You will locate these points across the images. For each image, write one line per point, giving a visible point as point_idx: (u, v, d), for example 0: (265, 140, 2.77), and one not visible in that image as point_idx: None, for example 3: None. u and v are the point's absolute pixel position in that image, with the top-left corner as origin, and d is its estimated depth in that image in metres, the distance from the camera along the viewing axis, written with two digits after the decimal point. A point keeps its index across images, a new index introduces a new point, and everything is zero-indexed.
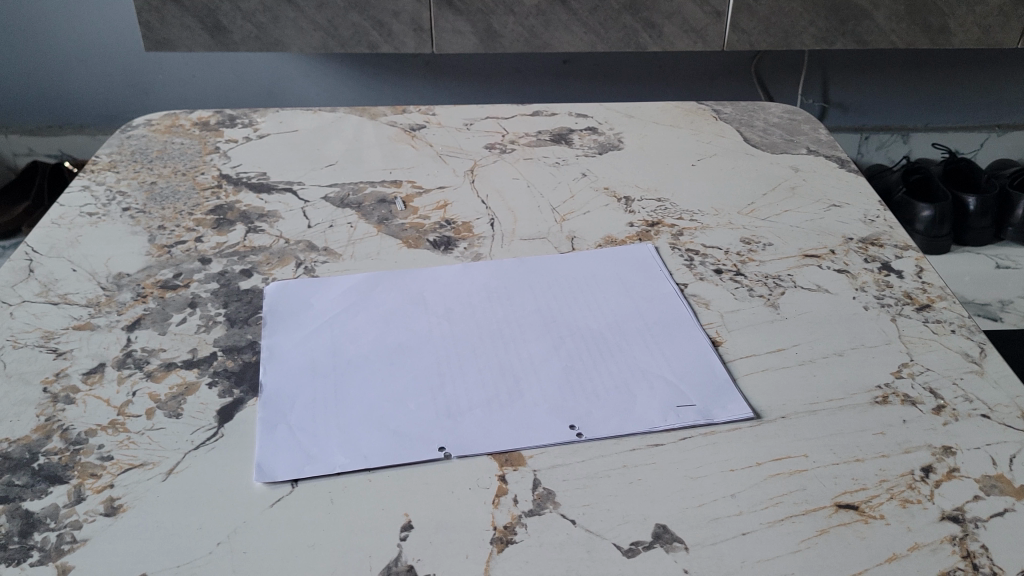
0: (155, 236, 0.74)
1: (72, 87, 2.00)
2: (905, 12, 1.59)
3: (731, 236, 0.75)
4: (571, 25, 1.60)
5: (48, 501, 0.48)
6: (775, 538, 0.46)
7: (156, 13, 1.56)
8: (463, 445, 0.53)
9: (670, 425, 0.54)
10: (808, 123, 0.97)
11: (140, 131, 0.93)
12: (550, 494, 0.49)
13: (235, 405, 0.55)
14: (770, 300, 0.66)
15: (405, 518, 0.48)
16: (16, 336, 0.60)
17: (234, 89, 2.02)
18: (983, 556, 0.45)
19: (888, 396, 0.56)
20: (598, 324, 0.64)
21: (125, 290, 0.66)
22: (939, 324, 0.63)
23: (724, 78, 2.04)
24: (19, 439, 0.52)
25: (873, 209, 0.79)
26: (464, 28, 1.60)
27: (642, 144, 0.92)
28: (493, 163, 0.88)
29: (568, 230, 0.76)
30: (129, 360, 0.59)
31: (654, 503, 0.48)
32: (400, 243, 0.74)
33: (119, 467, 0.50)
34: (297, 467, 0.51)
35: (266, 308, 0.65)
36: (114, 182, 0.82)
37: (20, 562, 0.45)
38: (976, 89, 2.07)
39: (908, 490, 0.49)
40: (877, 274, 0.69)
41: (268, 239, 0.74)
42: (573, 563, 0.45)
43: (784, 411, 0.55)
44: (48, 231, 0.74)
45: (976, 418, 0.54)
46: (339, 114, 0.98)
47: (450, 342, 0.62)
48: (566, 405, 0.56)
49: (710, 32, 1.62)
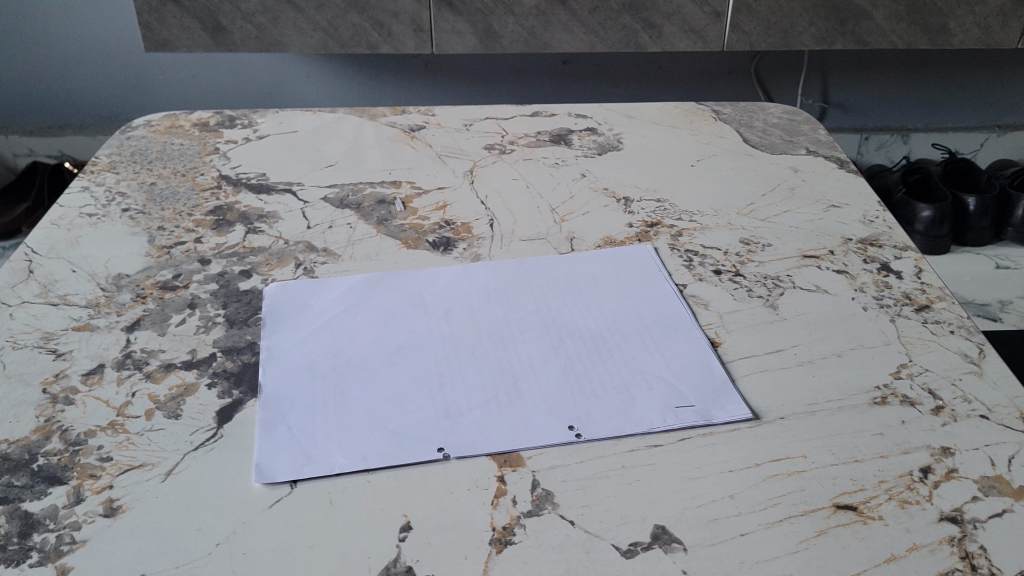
0: (155, 236, 0.74)
1: (71, 87, 2.00)
2: (905, 13, 1.59)
3: (731, 236, 0.75)
4: (571, 25, 1.60)
5: (47, 502, 0.48)
6: (774, 539, 0.46)
7: (156, 14, 1.56)
8: (462, 446, 0.53)
9: (669, 425, 0.54)
10: (807, 123, 0.97)
11: (140, 131, 0.93)
12: (550, 494, 0.49)
13: (235, 406, 0.55)
14: (769, 300, 0.66)
15: (405, 519, 0.48)
16: (15, 337, 0.61)
17: (233, 90, 2.02)
18: (981, 557, 0.45)
19: (887, 396, 0.56)
20: (597, 324, 0.64)
21: (125, 291, 0.66)
22: (939, 324, 0.63)
23: (724, 78, 2.04)
24: (18, 440, 0.52)
25: (872, 210, 0.79)
26: (464, 28, 1.60)
27: (641, 144, 0.92)
28: (493, 163, 0.88)
29: (568, 230, 0.76)
30: (128, 360, 0.59)
31: (653, 504, 0.49)
32: (399, 243, 0.74)
33: (119, 468, 0.50)
34: (297, 467, 0.51)
35: (265, 309, 0.65)
36: (114, 183, 0.82)
37: (19, 563, 0.45)
38: (976, 89, 2.07)
39: (907, 490, 0.49)
40: (876, 274, 0.69)
41: (268, 239, 0.74)
42: (572, 564, 0.45)
43: (783, 412, 0.55)
44: (48, 231, 0.74)
45: (975, 418, 0.54)
46: (339, 115, 0.98)
47: (450, 342, 0.62)
48: (566, 405, 0.56)
49: (709, 33, 1.62)
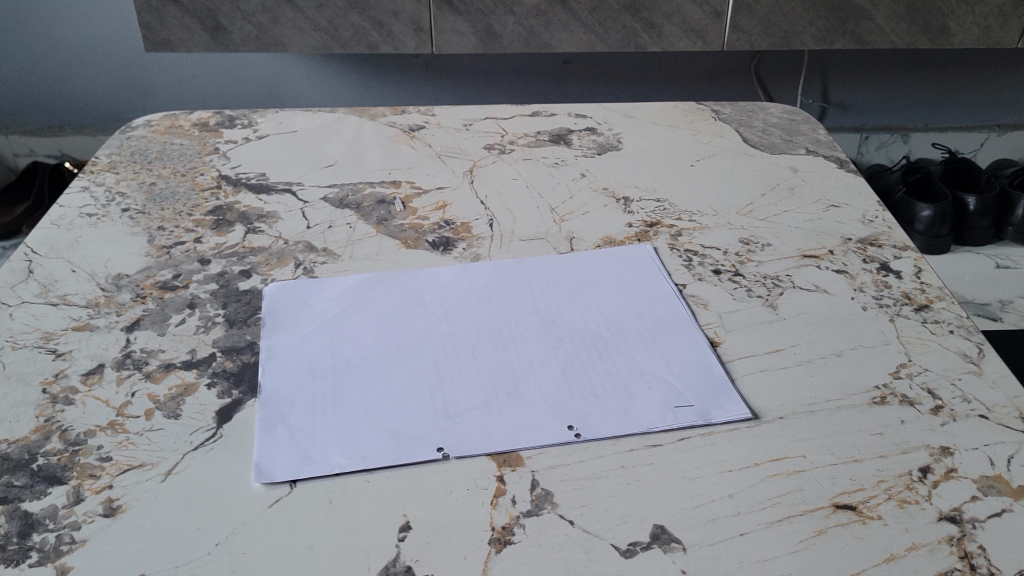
0: (155, 236, 0.74)
1: (71, 87, 2.00)
2: (905, 12, 1.59)
3: (731, 236, 0.75)
4: (571, 25, 1.60)
5: (47, 502, 0.48)
6: (773, 539, 0.46)
7: (156, 14, 1.56)
8: (461, 445, 0.53)
9: (669, 425, 0.54)
10: (807, 123, 0.97)
11: (140, 131, 0.93)
12: (549, 494, 0.49)
13: (235, 406, 0.55)
14: (769, 300, 0.66)
15: (404, 518, 0.48)
16: (15, 337, 0.61)
17: (233, 90, 2.02)
18: (981, 556, 0.45)
19: (887, 396, 0.56)
20: (597, 324, 0.64)
21: (125, 290, 0.66)
22: (938, 324, 0.63)
23: (723, 78, 2.04)
24: (18, 440, 0.52)
25: (872, 210, 0.79)
26: (464, 28, 1.60)
27: (641, 144, 0.92)
28: (493, 163, 0.88)
29: (567, 230, 0.76)
30: (128, 360, 0.59)
31: (652, 503, 0.49)
32: (399, 243, 0.74)
33: (118, 468, 0.50)
34: (296, 467, 0.51)
35: (265, 309, 0.65)
36: (114, 183, 0.82)
37: (19, 563, 0.45)
38: (976, 89, 2.07)
39: (906, 490, 0.49)
40: (875, 274, 0.69)
41: (267, 239, 0.74)
42: (572, 564, 0.45)
43: (782, 412, 0.55)
44: (48, 231, 0.74)
45: (974, 418, 0.54)
46: (338, 114, 0.98)
47: (449, 342, 0.62)
48: (565, 405, 0.56)
49: (709, 32, 1.62)
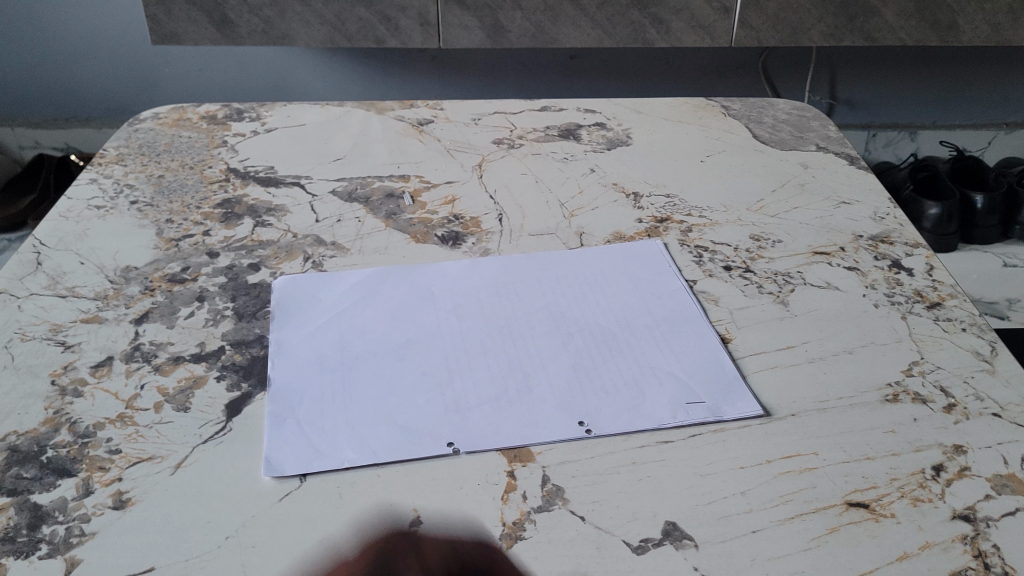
0: (163, 229, 0.73)
1: (75, 80, 2.00)
2: (915, 10, 1.58)
3: (741, 232, 0.74)
4: (579, 21, 1.59)
5: (57, 493, 0.48)
6: (786, 536, 0.46)
7: (163, 7, 1.56)
8: (470, 440, 0.52)
9: (680, 421, 0.54)
10: (817, 120, 0.97)
11: (148, 124, 0.93)
12: (559, 491, 0.49)
13: (245, 399, 0.55)
14: (780, 297, 0.65)
15: (415, 514, 0.47)
16: (23, 328, 0.60)
17: (239, 83, 2.01)
18: (995, 555, 0.45)
19: (899, 394, 0.56)
20: (607, 320, 0.64)
21: (133, 283, 0.66)
22: (951, 322, 0.63)
23: (730, 74, 2.03)
24: (28, 431, 0.52)
25: (883, 207, 0.79)
26: (471, 23, 1.59)
27: (651, 140, 0.91)
28: (503, 158, 0.87)
29: (577, 226, 0.76)
30: (137, 352, 0.59)
31: (664, 500, 0.48)
32: (409, 237, 0.74)
33: (128, 461, 0.50)
34: (306, 460, 0.51)
35: (275, 302, 0.65)
36: (122, 175, 0.82)
37: (29, 555, 0.45)
38: (983, 86, 2.06)
39: (919, 488, 0.49)
40: (887, 271, 0.69)
41: (275, 233, 0.74)
42: (583, 560, 0.45)
43: (794, 409, 0.55)
44: (57, 223, 0.74)
45: (988, 416, 0.54)
46: (346, 108, 0.97)
47: (460, 336, 0.62)
48: (576, 402, 0.55)
49: (717, 28, 1.61)
